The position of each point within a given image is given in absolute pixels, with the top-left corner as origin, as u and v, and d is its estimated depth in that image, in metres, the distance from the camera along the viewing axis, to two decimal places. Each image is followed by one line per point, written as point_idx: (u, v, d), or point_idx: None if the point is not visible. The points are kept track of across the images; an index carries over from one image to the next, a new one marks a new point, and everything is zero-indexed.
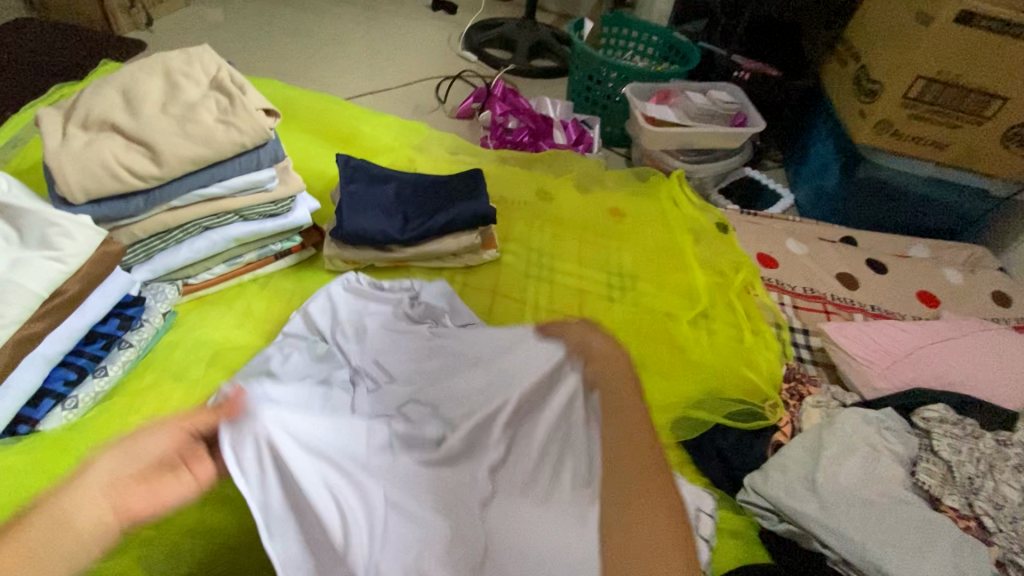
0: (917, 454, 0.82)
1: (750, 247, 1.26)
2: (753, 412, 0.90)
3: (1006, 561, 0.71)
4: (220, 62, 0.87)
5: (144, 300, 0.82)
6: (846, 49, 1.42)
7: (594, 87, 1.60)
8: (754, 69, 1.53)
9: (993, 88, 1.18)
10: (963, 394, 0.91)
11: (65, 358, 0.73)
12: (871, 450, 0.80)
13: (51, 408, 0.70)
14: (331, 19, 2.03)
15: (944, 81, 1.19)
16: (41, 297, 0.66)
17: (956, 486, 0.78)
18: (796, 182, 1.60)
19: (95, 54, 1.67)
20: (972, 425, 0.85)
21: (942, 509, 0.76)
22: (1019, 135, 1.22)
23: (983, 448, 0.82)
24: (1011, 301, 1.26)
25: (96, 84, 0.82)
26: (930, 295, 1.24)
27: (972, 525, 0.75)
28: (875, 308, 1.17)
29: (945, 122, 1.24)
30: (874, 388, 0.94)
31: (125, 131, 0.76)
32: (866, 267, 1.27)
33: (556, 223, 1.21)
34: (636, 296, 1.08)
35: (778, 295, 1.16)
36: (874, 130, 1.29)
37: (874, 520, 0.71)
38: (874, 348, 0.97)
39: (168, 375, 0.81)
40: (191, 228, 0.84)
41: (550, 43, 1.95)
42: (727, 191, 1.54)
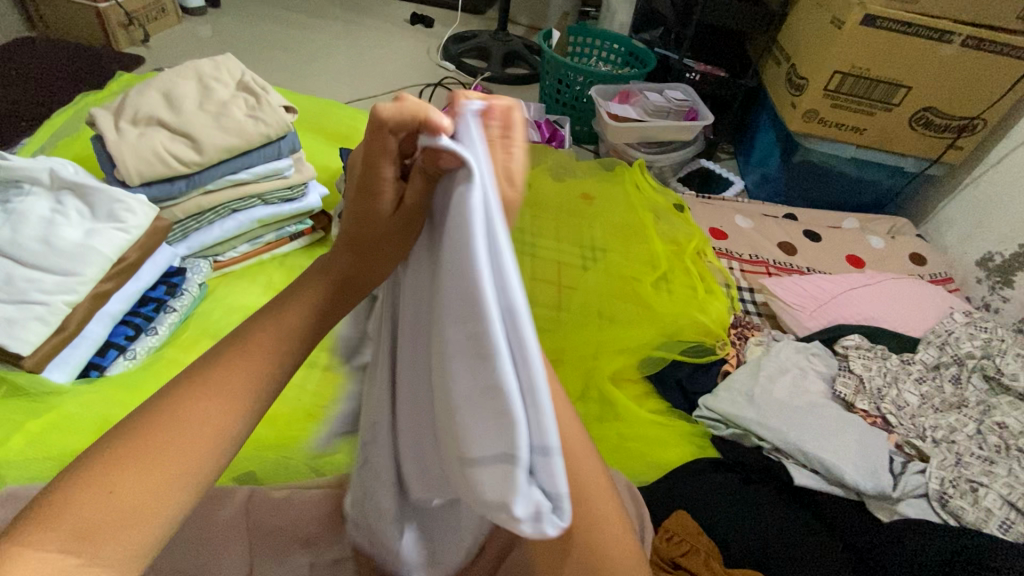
0: (837, 372, 1.00)
1: (704, 223, 1.44)
2: (705, 348, 1.08)
3: (903, 442, 0.89)
4: (243, 68, 1.02)
5: (184, 270, 0.94)
6: (779, 51, 1.64)
7: (564, 90, 1.78)
8: (704, 71, 1.73)
9: (898, 80, 1.39)
10: (876, 327, 1.10)
11: (125, 318, 0.86)
12: (800, 370, 0.97)
13: (115, 357, 0.83)
14: (318, 34, 2.18)
15: (856, 75, 1.40)
16: (110, 260, 0.79)
17: (867, 394, 0.96)
18: (746, 169, 1.81)
19: (98, 67, 1.78)
20: (882, 349, 1.03)
21: (855, 411, 0.94)
22: (923, 118, 1.44)
23: (891, 365, 1.00)
24: (925, 260, 1.46)
25: (138, 88, 0.96)
26: (858, 258, 1.43)
27: (877, 421, 0.92)
28: (810, 270, 1.36)
29: (861, 109, 1.45)
30: (805, 328, 1.12)
31: (169, 126, 0.90)
32: (804, 236, 1.47)
33: (533, 205, 1.37)
34: (606, 265, 1.23)
35: (729, 261, 1.34)
36: (803, 119, 1.49)
37: (798, 419, 0.88)
38: (805, 295, 1.15)
39: (208, 331, 0.93)
40: (221, 210, 0.97)
41: (522, 52, 2.14)
42: (684, 179, 1.74)
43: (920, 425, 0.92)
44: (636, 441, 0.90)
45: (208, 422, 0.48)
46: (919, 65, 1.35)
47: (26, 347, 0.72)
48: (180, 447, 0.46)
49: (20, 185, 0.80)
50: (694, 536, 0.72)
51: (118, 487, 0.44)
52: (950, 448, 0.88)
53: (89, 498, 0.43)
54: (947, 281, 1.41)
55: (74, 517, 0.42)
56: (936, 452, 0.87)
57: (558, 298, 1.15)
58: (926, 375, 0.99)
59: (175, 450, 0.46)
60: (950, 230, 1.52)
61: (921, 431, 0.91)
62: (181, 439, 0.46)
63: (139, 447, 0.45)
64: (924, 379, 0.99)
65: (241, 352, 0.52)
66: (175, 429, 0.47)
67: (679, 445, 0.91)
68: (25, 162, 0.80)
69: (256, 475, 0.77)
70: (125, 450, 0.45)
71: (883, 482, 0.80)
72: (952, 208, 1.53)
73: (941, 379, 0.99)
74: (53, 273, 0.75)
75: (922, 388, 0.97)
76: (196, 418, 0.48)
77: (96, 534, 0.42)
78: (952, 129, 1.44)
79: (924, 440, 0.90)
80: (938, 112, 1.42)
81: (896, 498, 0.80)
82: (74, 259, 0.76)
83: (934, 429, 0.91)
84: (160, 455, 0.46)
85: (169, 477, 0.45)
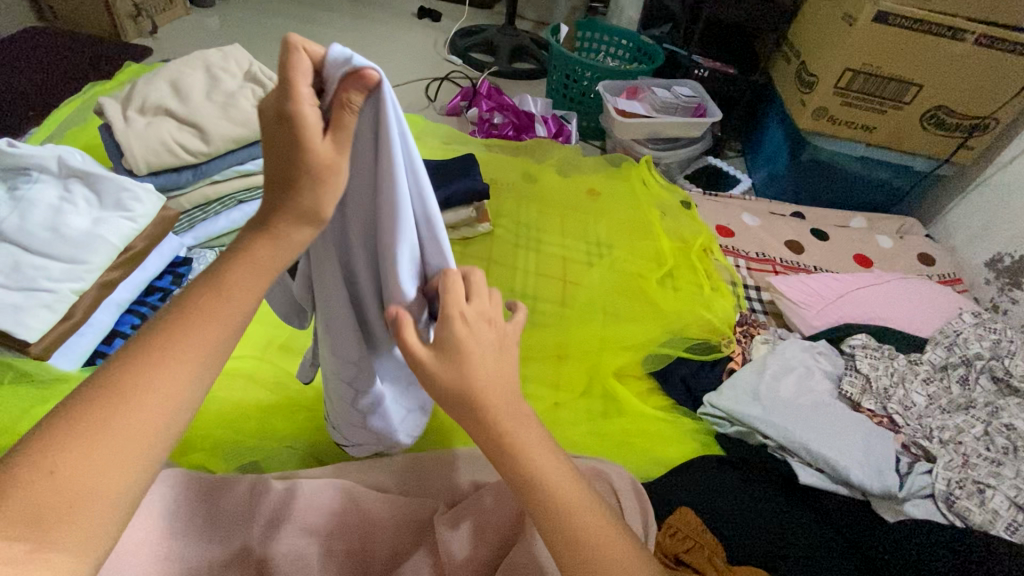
0: (843, 371, 0.99)
1: (711, 220, 1.44)
2: (711, 346, 1.07)
3: (910, 443, 0.89)
4: (251, 59, 1.02)
5: (191, 261, 0.95)
6: (789, 47, 1.63)
7: (571, 85, 1.77)
8: (712, 67, 1.72)
9: (909, 78, 1.37)
10: (883, 326, 1.09)
11: (131, 307, 0.87)
12: (805, 369, 0.97)
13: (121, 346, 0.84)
14: (326, 26, 2.18)
15: (867, 72, 1.39)
16: (118, 249, 0.79)
17: (874, 394, 0.95)
18: (753, 167, 1.79)
19: (106, 58, 1.78)
20: (889, 349, 1.02)
21: (862, 411, 0.93)
22: (934, 117, 1.42)
23: (897, 365, 0.99)
24: (933, 261, 1.45)
25: (146, 77, 0.96)
26: (865, 258, 1.42)
27: (884, 420, 0.92)
28: (817, 269, 1.36)
29: (871, 107, 1.44)
30: (811, 326, 1.11)
31: (177, 116, 0.90)
32: (811, 235, 1.45)
33: (539, 200, 1.37)
34: (612, 260, 1.23)
35: (735, 259, 1.33)
36: (812, 116, 1.48)
37: (804, 417, 0.87)
38: (812, 294, 1.15)
39: None
40: (228, 201, 0.98)
41: (529, 47, 2.13)
42: (691, 176, 1.73)
43: (927, 425, 0.91)
44: (640, 438, 0.90)
45: (168, 396, 0.39)
46: (930, 63, 1.34)
47: (33, 334, 0.72)
48: (140, 419, 0.38)
49: (29, 173, 0.79)
50: (698, 533, 0.71)
51: (63, 465, 0.35)
52: (957, 449, 0.87)
53: (26, 481, 0.34)
54: (955, 282, 1.40)
55: (14, 503, 0.33)
56: (942, 452, 0.86)
57: (563, 294, 1.15)
58: (933, 376, 0.99)
59: (126, 424, 0.37)
60: (960, 230, 1.51)
61: (928, 432, 0.91)
62: (135, 411, 0.38)
63: (83, 421, 0.37)
64: (931, 380, 0.98)
65: (212, 312, 0.43)
66: (129, 401, 0.38)
67: (684, 442, 0.90)
68: (34, 149, 0.80)
69: (259, 465, 0.76)
70: (68, 428, 0.37)
71: (889, 482, 0.80)
72: (962, 208, 1.51)
73: (949, 380, 0.99)
74: (61, 262, 0.75)
75: (929, 388, 0.97)
76: (150, 388, 0.39)
77: (45, 517, 0.33)
78: (963, 129, 1.43)
79: (932, 440, 0.89)
80: (949, 111, 1.41)
81: (902, 498, 0.80)
82: (84, 248, 0.76)
83: (941, 430, 0.90)
84: (117, 426, 0.37)
85: (125, 456, 0.37)
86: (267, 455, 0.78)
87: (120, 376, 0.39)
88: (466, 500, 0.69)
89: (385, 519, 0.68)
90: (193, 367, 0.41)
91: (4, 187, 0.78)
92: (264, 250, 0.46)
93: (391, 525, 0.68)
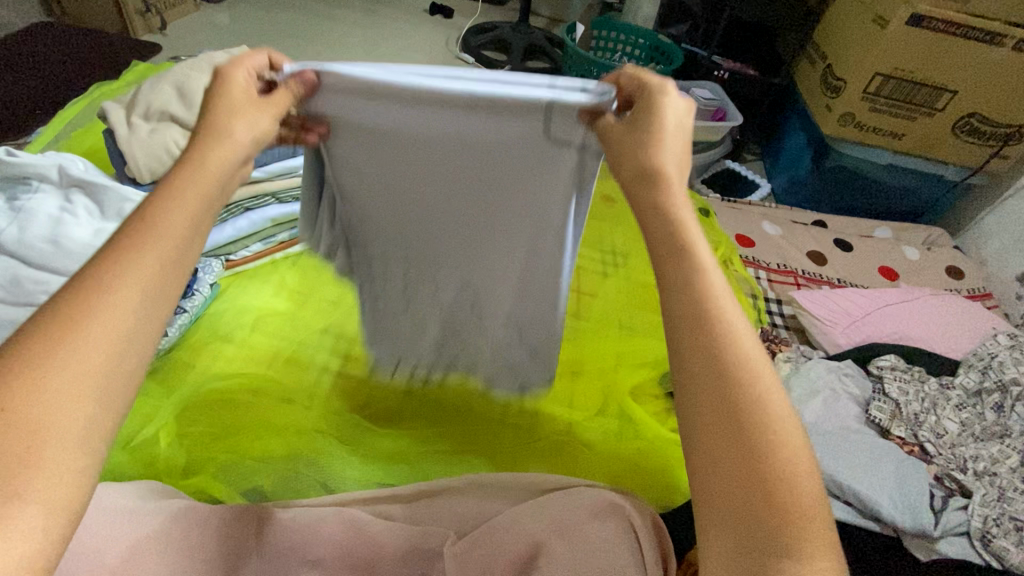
0: (871, 396, 0.94)
1: (730, 228, 1.39)
2: None
3: (943, 476, 0.84)
4: None
5: (195, 270, 0.91)
6: (814, 49, 1.57)
7: (586, 86, 1.72)
8: (733, 69, 1.66)
9: (942, 84, 1.31)
10: (912, 347, 1.04)
11: None
12: (832, 392, 0.92)
13: None
14: (336, 22, 2.14)
15: (898, 77, 1.33)
16: None
17: (904, 420, 0.90)
18: (773, 172, 1.74)
19: (115, 54, 1.76)
20: (920, 371, 0.97)
21: (891, 438, 0.89)
22: (967, 125, 1.36)
23: (928, 390, 0.94)
24: (962, 274, 1.39)
25: (152, 81, 0.93)
26: (891, 271, 1.37)
27: (915, 450, 0.87)
28: (840, 281, 1.31)
29: (901, 114, 1.38)
30: (836, 345, 1.07)
31: (183, 122, 0.87)
32: (834, 246, 1.40)
33: None
34: (628, 272, 1.19)
35: (755, 270, 1.29)
36: (838, 122, 1.43)
37: (832, 445, 0.83)
38: (837, 311, 1.10)
39: (219, 334, 0.92)
40: (235, 209, 0.96)
41: (543, 45, 2.08)
42: (708, 181, 1.68)
43: (961, 455, 0.87)
44: (660, 463, 0.86)
45: (122, 322, 0.35)
46: (965, 69, 1.28)
47: None
48: (91, 346, 0.34)
49: (30, 182, 0.77)
50: None
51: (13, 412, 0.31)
52: (993, 482, 0.83)
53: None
54: (985, 297, 1.34)
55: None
56: (978, 487, 0.82)
57: (577, 306, 1.11)
58: (966, 402, 0.94)
59: (67, 361, 0.33)
60: (991, 242, 1.45)
61: (962, 462, 0.86)
62: (68, 345, 0.33)
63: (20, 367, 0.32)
64: (964, 406, 0.93)
65: (157, 228, 0.40)
66: (76, 332, 0.34)
67: None
68: (36, 160, 0.79)
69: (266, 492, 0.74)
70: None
71: (924, 521, 0.76)
72: (993, 219, 1.45)
73: (982, 407, 0.94)
74: (62, 277, 0.73)
75: (961, 415, 0.92)
76: (100, 317, 0.35)
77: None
78: (997, 137, 1.37)
79: (965, 472, 0.85)
80: (984, 118, 1.34)
81: (937, 537, 0.76)
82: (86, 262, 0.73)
83: (975, 460, 0.86)
84: (64, 361, 0.33)
85: (87, 386, 0.33)
86: (269, 477, 0.75)
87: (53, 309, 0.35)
88: (479, 528, 0.67)
89: (392, 550, 0.65)
90: (141, 293, 0.37)
91: (4, 197, 0.76)
92: (212, 159, 0.48)
93: (398, 557, 0.65)
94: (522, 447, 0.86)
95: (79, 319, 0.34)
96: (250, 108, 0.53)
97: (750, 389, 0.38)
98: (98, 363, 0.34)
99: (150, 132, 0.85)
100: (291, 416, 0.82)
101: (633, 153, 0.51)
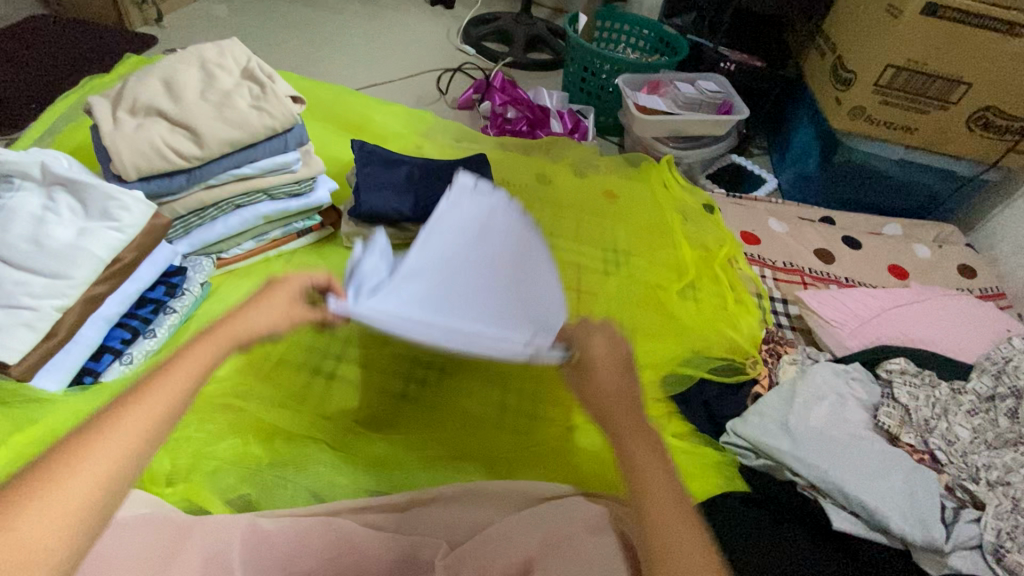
0: (879, 401, 0.91)
1: (735, 226, 1.35)
2: (733, 368, 1.00)
3: (954, 485, 0.81)
4: (249, 54, 0.96)
5: (185, 270, 0.90)
6: (824, 41, 1.52)
7: (589, 78, 1.68)
8: (740, 60, 1.62)
9: (957, 76, 1.27)
10: (922, 349, 1.01)
11: (121, 319, 0.81)
12: (838, 397, 0.89)
13: (110, 362, 0.79)
14: (334, 13, 2.10)
15: (912, 70, 1.28)
16: (103, 262, 0.74)
17: (913, 426, 0.87)
18: (780, 167, 1.70)
19: (110, 47, 1.73)
20: (931, 375, 0.94)
21: (900, 446, 0.86)
22: (982, 119, 1.32)
23: (940, 395, 0.91)
24: (974, 273, 1.35)
25: (138, 74, 0.90)
26: (901, 270, 1.33)
27: (925, 458, 0.84)
28: (848, 280, 1.27)
29: (913, 107, 1.34)
30: (844, 347, 1.03)
31: (170, 117, 0.84)
32: (842, 243, 1.36)
33: (554, 204, 1.29)
34: (629, 270, 1.16)
35: (761, 269, 1.25)
36: (848, 116, 1.39)
37: (838, 456, 0.81)
38: (845, 312, 1.07)
39: (209, 335, 0.90)
40: (225, 206, 0.92)
41: (545, 36, 2.03)
42: (714, 176, 1.64)
43: (972, 464, 0.84)
44: None
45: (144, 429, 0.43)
46: (981, 61, 1.23)
47: (12, 354, 0.68)
48: (115, 446, 0.41)
49: (11, 180, 0.76)
50: None
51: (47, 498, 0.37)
52: (1007, 492, 0.80)
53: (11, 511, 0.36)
54: (998, 297, 1.30)
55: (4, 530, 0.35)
56: (991, 498, 0.79)
57: (576, 305, 1.08)
58: (978, 407, 0.91)
59: (98, 458, 0.40)
60: (1005, 240, 1.41)
61: (973, 471, 0.83)
62: (101, 444, 0.41)
63: (59, 463, 0.39)
64: (976, 412, 0.90)
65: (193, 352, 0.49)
66: (110, 435, 0.41)
67: (706, 476, 0.84)
68: (17, 157, 0.77)
69: (253, 501, 0.72)
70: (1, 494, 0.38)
71: (935, 535, 0.73)
72: (1007, 216, 1.41)
73: (996, 413, 0.90)
74: (43, 276, 0.70)
75: (973, 421, 0.89)
76: (133, 422, 0.43)
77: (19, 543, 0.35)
78: (1012, 131, 1.32)
79: (977, 482, 0.82)
80: (999, 112, 1.30)
81: (948, 551, 0.73)
82: (67, 261, 0.71)
83: (987, 469, 0.83)
84: (94, 458, 0.40)
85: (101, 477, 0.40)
86: (255, 486, 0.73)
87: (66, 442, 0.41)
88: (473, 540, 0.64)
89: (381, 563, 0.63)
90: (165, 402, 0.45)
91: None
92: (262, 320, 0.64)
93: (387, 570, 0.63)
94: (518, 454, 0.84)
95: (117, 423, 0.42)
96: (275, 315, 0.65)
97: (658, 501, 0.53)
98: (123, 455, 0.41)
99: (135, 127, 0.82)
100: (280, 420, 0.79)
101: (592, 385, 0.67)
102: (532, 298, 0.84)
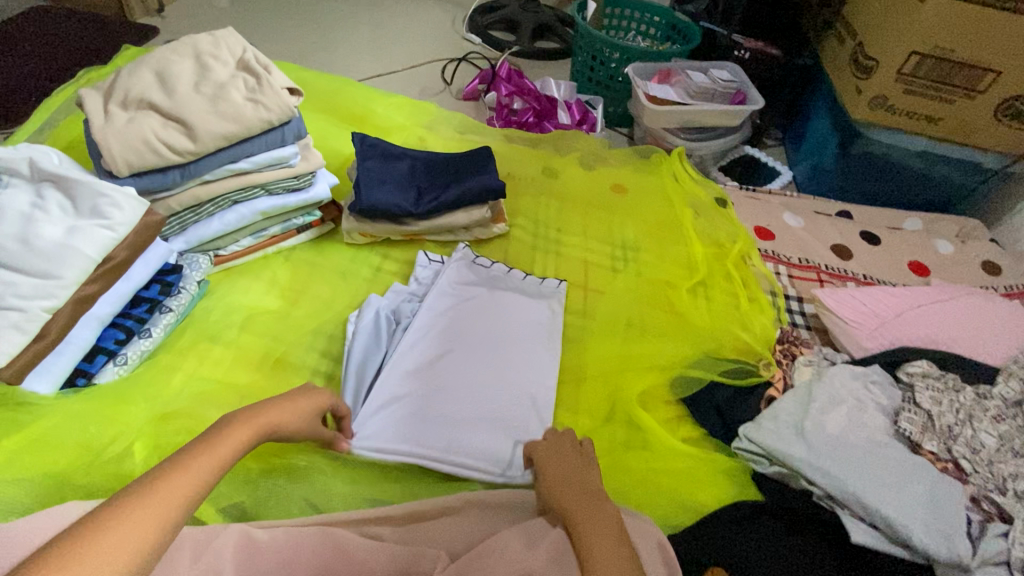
0: (900, 405, 0.87)
1: (749, 220, 1.31)
2: (747, 370, 0.96)
3: (980, 497, 0.77)
4: (244, 45, 0.92)
5: (181, 268, 0.88)
6: (843, 27, 1.46)
7: (597, 67, 1.63)
8: (754, 48, 1.56)
9: (985, 63, 1.21)
10: (945, 351, 0.96)
11: (115, 320, 0.80)
12: (857, 401, 0.86)
13: (104, 364, 0.77)
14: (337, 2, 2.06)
15: (937, 56, 1.22)
16: (94, 261, 0.72)
17: (936, 433, 0.84)
18: (795, 159, 1.64)
19: (111, 39, 1.71)
20: (954, 379, 0.90)
21: (922, 453, 0.82)
22: (1011, 108, 1.26)
23: (964, 400, 0.87)
24: (999, 270, 1.29)
25: (130, 66, 0.88)
26: (922, 266, 1.28)
27: (949, 467, 0.81)
28: (867, 277, 1.22)
29: (938, 96, 1.28)
30: (863, 348, 0.99)
31: (162, 110, 0.82)
32: (860, 238, 1.31)
33: (561, 198, 1.26)
34: (638, 268, 1.12)
35: (775, 265, 1.21)
36: (869, 106, 1.33)
37: (857, 463, 0.77)
38: (864, 312, 1.03)
39: (206, 335, 0.88)
40: (222, 202, 0.90)
41: (553, 24, 1.98)
42: (726, 168, 1.58)
43: (999, 473, 0.80)
44: (670, 478, 0.81)
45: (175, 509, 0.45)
46: (1012, 46, 1.17)
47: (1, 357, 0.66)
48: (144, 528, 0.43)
49: None
50: None
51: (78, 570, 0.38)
52: None
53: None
54: None
55: None
56: (1020, 511, 0.75)
57: (583, 304, 1.05)
58: (1005, 413, 0.86)
59: (130, 537, 0.42)
60: None
61: (1000, 482, 0.79)
62: (134, 523, 0.42)
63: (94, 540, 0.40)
64: (1003, 418, 0.86)
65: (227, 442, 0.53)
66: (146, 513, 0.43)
67: (718, 484, 0.81)
68: (5, 153, 0.74)
69: (247, 509, 0.70)
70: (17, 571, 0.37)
71: (960, 550, 0.70)
72: None
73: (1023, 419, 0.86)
74: (32, 277, 0.68)
75: (1000, 428, 0.85)
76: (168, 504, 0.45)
77: None
78: None
79: (1004, 493, 0.78)
80: None
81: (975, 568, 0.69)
82: (56, 261, 0.69)
83: (1015, 479, 0.79)
84: (126, 534, 0.42)
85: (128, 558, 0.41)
86: (250, 494, 0.71)
87: (89, 524, 0.42)
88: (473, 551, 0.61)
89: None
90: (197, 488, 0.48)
91: None
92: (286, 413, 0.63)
93: None
94: None
95: (152, 503, 0.44)
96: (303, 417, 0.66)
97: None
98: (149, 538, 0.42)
99: (126, 121, 0.80)
100: None
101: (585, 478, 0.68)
102: (517, 365, 0.89)
